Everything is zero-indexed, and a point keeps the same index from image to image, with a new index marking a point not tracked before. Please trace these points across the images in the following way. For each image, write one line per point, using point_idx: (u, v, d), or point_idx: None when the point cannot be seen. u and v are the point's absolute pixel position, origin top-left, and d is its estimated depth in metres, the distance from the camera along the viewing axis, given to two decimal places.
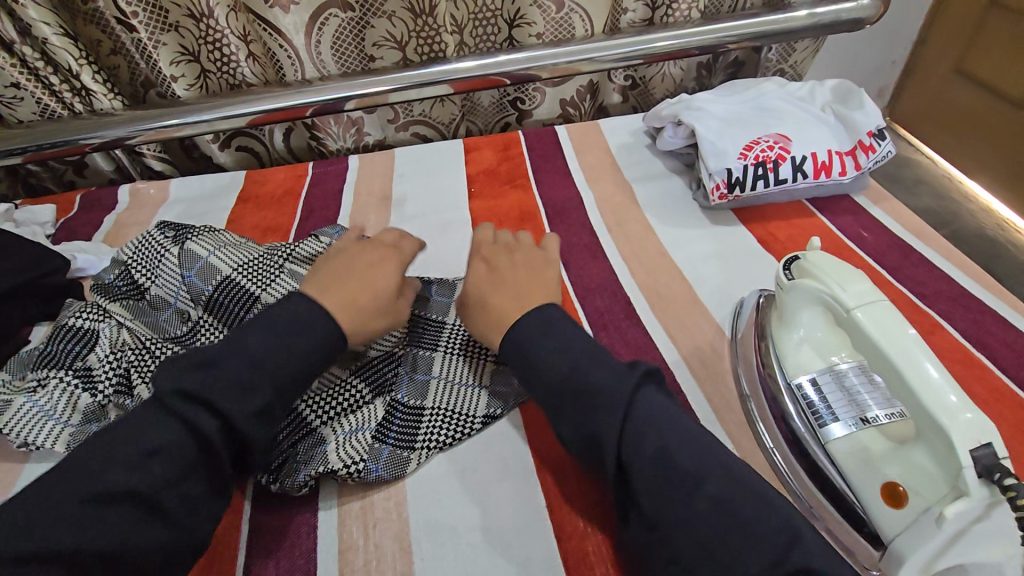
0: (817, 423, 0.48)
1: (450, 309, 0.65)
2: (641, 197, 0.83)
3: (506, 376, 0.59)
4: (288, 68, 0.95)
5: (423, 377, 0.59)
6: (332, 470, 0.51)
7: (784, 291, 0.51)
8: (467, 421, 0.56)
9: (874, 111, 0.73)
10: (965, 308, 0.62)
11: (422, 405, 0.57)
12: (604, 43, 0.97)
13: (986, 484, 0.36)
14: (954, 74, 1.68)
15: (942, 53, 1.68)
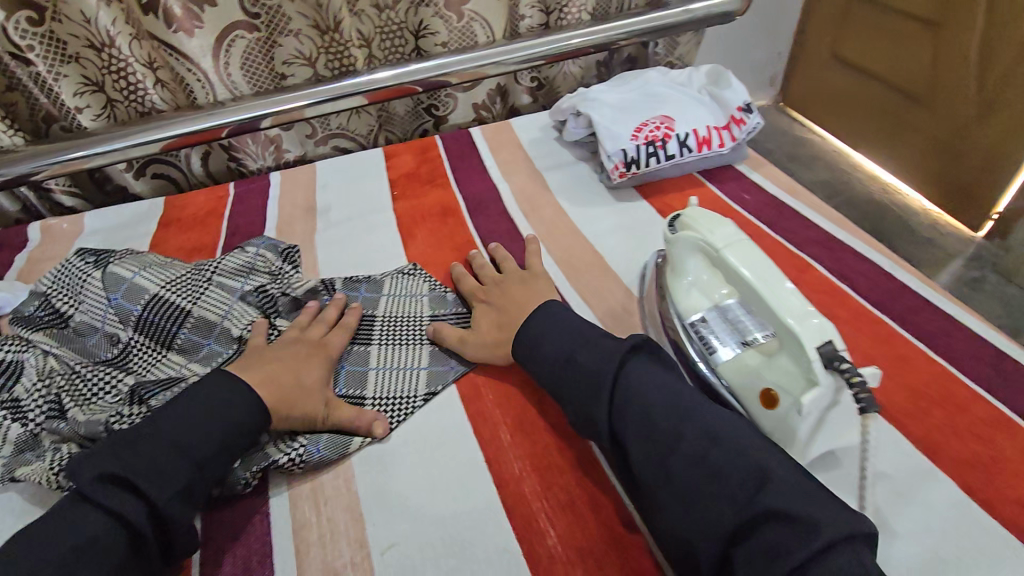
0: (709, 353, 0.55)
1: (380, 303, 0.70)
2: (552, 184, 0.89)
3: (440, 355, 0.64)
4: (199, 91, 0.96)
5: (361, 370, 0.62)
6: (277, 460, 0.53)
7: (672, 243, 0.59)
8: (408, 401, 0.59)
9: (740, 89, 0.83)
10: (829, 249, 0.71)
11: (363, 394, 0.60)
12: (506, 47, 1.04)
13: (832, 373, 0.44)
14: (831, 58, 1.86)
15: (821, 40, 1.85)
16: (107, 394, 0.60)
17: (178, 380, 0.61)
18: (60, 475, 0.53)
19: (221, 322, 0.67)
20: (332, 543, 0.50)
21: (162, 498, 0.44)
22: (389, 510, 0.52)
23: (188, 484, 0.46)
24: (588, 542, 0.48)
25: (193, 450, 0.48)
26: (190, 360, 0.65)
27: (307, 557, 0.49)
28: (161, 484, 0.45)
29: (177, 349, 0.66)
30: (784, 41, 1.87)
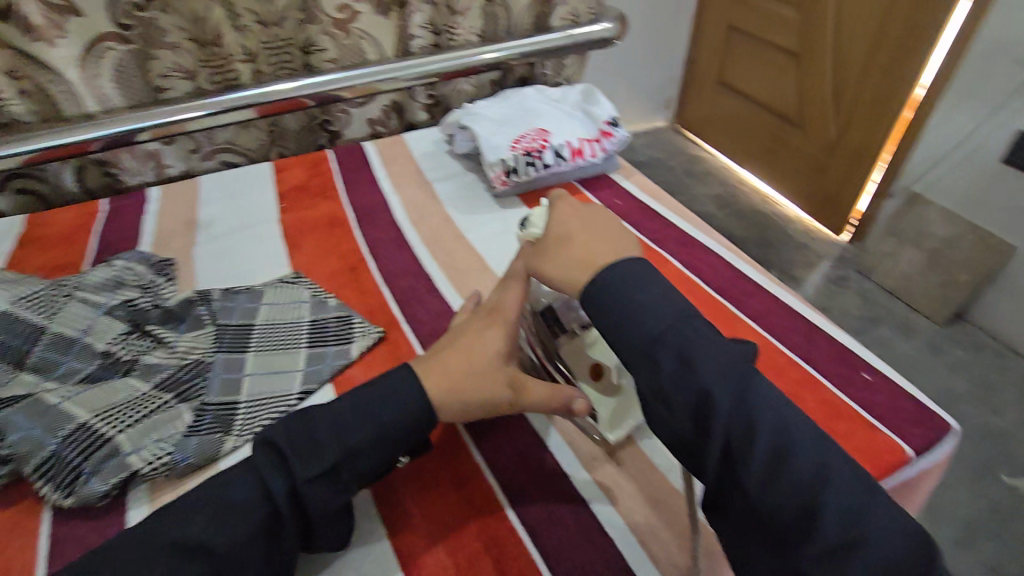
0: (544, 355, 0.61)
1: (258, 312, 0.69)
2: (441, 194, 0.93)
3: (318, 355, 0.64)
4: (65, 104, 0.91)
5: (234, 376, 0.62)
6: (136, 470, 0.52)
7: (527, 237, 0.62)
8: (283, 399, 0.60)
9: (608, 105, 0.92)
10: (683, 246, 0.80)
11: (237, 398, 0.59)
12: (397, 64, 1.08)
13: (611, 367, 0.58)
14: (719, 86, 2.08)
15: (706, 71, 2.10)
16: None
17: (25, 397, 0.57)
18: None
19: (82, 338, 0.64)
20: None
21: (304, 477, 0.45)
22: None
23: (333, 467, 0.46)
24: (451, 522, 0.51)
25: (345, 432, 0.47)
26: (45, 378, 0.61)
27: None
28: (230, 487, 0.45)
29: (29, 368, 0.62)
30: (671, 67, 2.10)
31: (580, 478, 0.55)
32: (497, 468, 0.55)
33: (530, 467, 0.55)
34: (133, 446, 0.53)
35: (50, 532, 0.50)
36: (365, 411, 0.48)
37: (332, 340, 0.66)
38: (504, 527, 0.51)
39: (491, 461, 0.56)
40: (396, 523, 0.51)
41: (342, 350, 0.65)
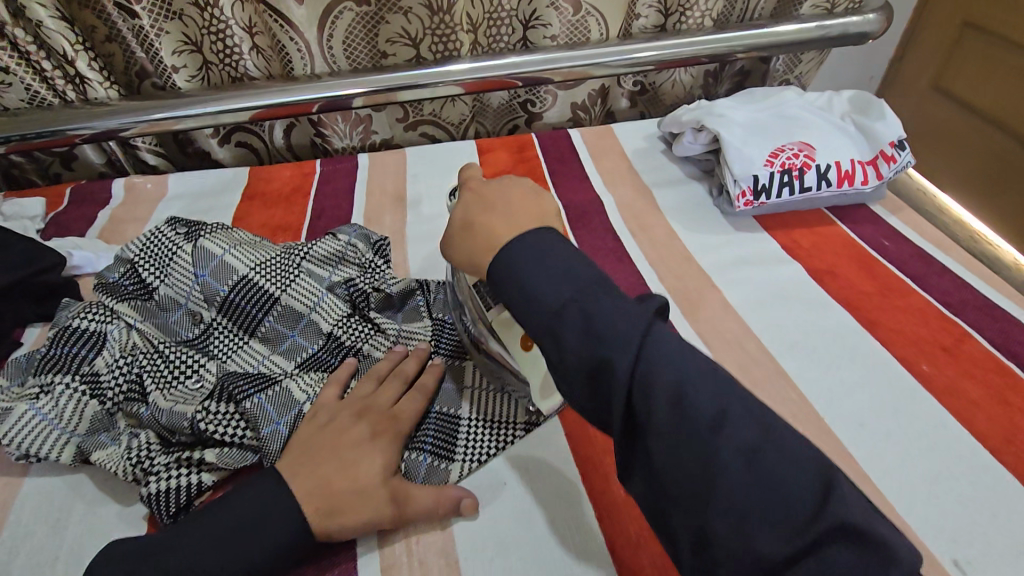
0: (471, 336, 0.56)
1: None
2: (662, 202, 0.82)
3: None
4: (298, 62, 0.92)
5: (455, 387, 0.57)
6: None
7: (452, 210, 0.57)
8: (507, 428, 0.55)
9: (895, 122, 0.75)
10: (991, 317, 0.63)
11: (459, 414, 0.55)
12: (617, 48, 0.97)
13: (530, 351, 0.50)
14: (932, 91, 1.57)
15: (923, 71, 1.57)
16: (187, 380, 0.56)
17: (266, 378, 0.55)
18: (137, 469, 0.49)
19: (309, 315, 0.61)
20: None
21: None
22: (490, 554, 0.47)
23: None
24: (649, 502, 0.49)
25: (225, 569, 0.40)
26: (272, 352, 0.60)
27: None
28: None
29: (259, 337, 0.61)
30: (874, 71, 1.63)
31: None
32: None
33: None
34: None
35: None
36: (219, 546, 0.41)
37: None
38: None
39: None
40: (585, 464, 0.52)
41: None
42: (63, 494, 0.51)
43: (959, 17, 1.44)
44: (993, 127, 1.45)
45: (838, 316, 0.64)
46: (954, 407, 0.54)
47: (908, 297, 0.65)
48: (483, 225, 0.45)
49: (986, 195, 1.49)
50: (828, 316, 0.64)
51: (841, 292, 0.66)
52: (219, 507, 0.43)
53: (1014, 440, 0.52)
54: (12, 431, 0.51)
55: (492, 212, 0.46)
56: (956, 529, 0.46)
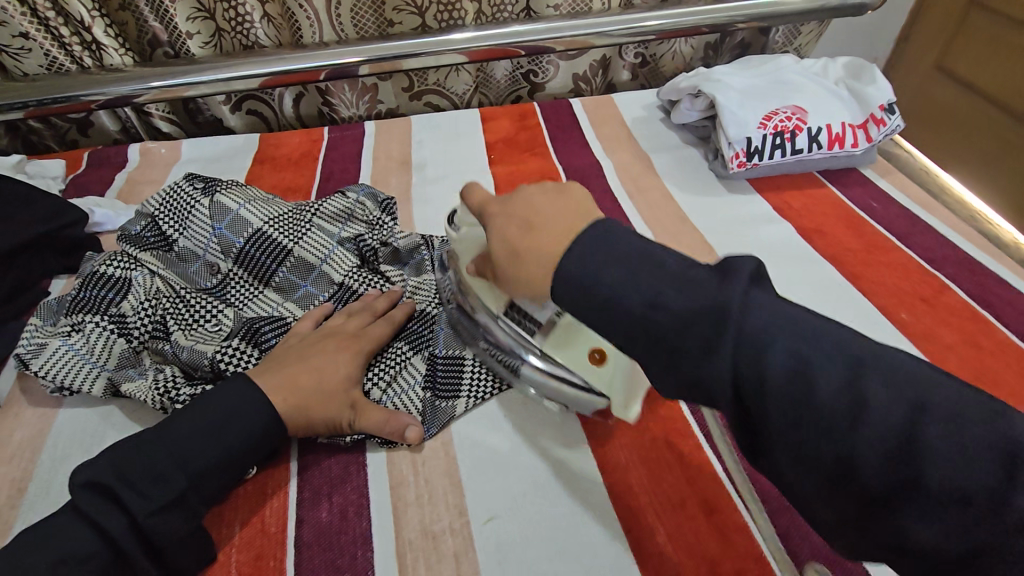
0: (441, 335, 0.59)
1: None
2: (659, 166, 0.85)
3: None
4: (307, 29, 0.95)
5: (460, 331, 0.60)
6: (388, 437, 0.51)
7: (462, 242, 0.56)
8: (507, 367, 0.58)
9: (886, 86, 0.78)
10: (969, 272, 0.66)
11: (461, 356, 0.58)
12: (618, 18, 0.98)
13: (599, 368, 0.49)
14: (936, 70, 1.57)
15: (927, 50, 1.58)
16: (208, 323, 0.59)
17: (284, 321, 0.60)
18: (165, 398, 0.53)
19: (320, 265, 0.65)
20: (430, 505, 0.48)
21: (144, 510, 0.41)
22: (489, 477, 0.50)
23: (182, 495, 0.43)
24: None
25: (192, 460, 0.44)
26: (286, 300, 0.64)
27: (404, 515, 0.47)
28: (150, 494, 0.42)
29: (274, 286, 0.64)
30: (882, 46, 1.62)
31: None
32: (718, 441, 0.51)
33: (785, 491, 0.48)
34: (389, 403, 0.54)
35: (299, 455, 0.51)
36: (201, 439, 0.45)
37: None
38: (742, 523, 0.46)
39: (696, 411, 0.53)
40: None
41: None
42: (94, 422, 0.55)
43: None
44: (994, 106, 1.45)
45: (823, 269, 0.67)
46: (927, 348, 0.58)
47: (891, 253, 0.69)
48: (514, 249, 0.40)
49: (985, 173, 1.49)
50: (814, 270, 0.67)
51: (828, 248, 0.70)
52: (197, 404, 0.46)
53: (984, 379, 0.55)
54: (49, 364, 0.55)
55: (523, 217, 0.41)
56: None
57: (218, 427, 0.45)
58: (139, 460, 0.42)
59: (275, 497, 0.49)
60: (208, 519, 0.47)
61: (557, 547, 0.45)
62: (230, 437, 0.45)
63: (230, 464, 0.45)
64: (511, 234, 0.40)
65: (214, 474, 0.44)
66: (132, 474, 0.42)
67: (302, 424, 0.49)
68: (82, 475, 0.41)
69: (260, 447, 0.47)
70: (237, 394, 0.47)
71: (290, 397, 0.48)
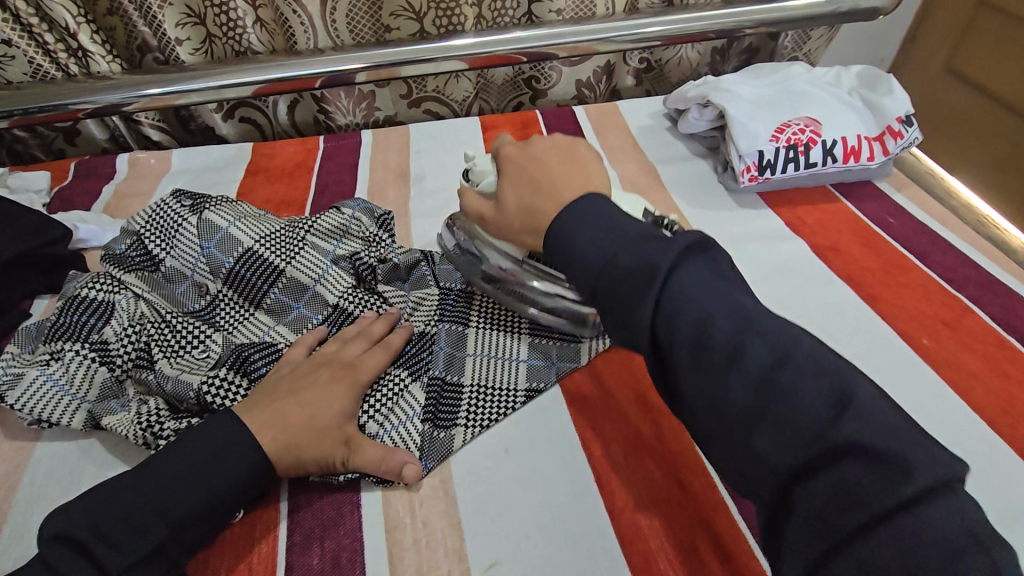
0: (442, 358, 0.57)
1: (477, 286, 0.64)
2: (666, 179, 0.82)
3: (543, 349, 0.59)
4: (301, 35, 0.92)
5: (459, 355, 0.58)
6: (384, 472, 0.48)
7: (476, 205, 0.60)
8: (509, 395, 0.55)
9: (903, 97, 0.75)
10: (992, 293, 0.64)
11: (462, 381, 0.56)
12: (624, 23, 0.95)
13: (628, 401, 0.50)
14: (944, 72, 1.54)
15: (933, 52, 1.55)
16: (194, 350, 0.57)
17: (275, 347, 0.57)
18: (147, 432, 0.50)
19: (314, 286, 0.62)
20: (428, 551, 0.45)
21: (118, 566, 0.38)
22: (490, 519, 0.47)
23: (161, 547, 0.40)
24: (642, 433, 0.52)
25: (171, 508, 0.41)
26: (278, 323, 0.61)
27: (401, 562, 0.45)
28: (125, 546, 0.39)
29: (265, 309, 0.61)
30: (889, 48, 1.59)
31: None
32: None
33: None
34: (386, 436, 0.51)
35: (290, 495, 0.48)
36: (182, 486, 0.42)
37: (558, 331, 0.60)
38: (759, 571, 0.43)
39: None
40: (588, 434, 0.52)
41: (567, 350, 0.59)
42: (73, 457, 0.52)
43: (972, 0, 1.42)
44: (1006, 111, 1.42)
45: (840, 291, 0.64)
46: (951, 377, 0.55)
47: (910, 273, 0.66)
48: (523, 202, 0.47)
49: (996, 179, 1.46)
50: (831, 292, 0.64)
51: (845, 268, 0.67)
52: (178, 445, 0.43)
53: (1013, 411, 0.53)
54: (25, 396, 0.52)
55: (534, 175, 0.48)
56: None
57: (200, 470, 0.42)
58: (114, 508, 0.40)
59: (263, 541, 0.46)
60: (191, 567, 0.44)
61: None
62: (213, 482, 0.42)
63: (214, 511, 0.42)
64: (521, 189, 0.48)
65: (196, 522, 0.42)
66: (107, 525, 0.39)
67: (292, 464, 0.46)
68: (53, 526, 0.38)
69: (247, 490, 0.44)
70: (223, 434, 0.44)
71: (280, 435, 0.45)
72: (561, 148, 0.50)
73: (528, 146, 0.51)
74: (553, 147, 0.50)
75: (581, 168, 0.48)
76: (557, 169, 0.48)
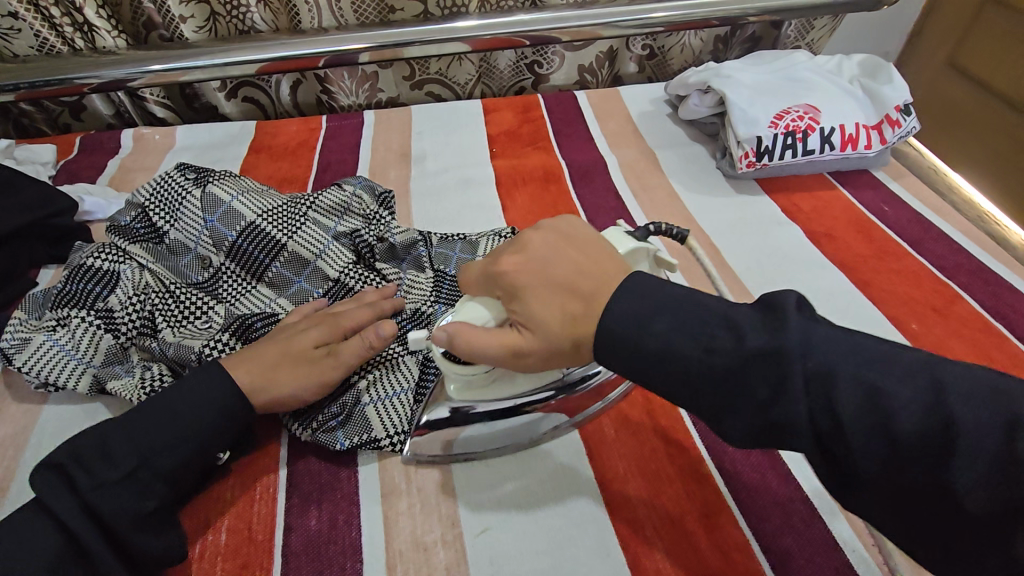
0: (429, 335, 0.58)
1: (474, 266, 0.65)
2: (665, 164, 0.82)
3: None
4: (305, 15, 0.92)
5: None
6: (376, 437, 0.50)
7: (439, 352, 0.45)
8: None
9: (903, 86, 0.75)
10: (983, 281, 0.65)
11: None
12: (627, 9, 0.94)
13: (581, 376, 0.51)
14: (948, 67, 1.54)
15: (937, 47, 1.54)
16: (198, 320, 0.58)
17: (276, 316, 0.59)
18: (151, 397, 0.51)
19: (315, 261, 0.63)
20: (422, 514, 0.47)
21: (92, 485, 0.40)
22: (483, 487, 0.49)
23: (133, 473, 0.42)
24: (632, 408, 0.54)
25: (151, 439, 0.43)
26: (279, 296, 0.62)
27: (396, 525, 0.46)
28: (96, 469, 0.41)
29: (267, 282, 0.62)
30: (894, 40, 1.58)
31: (847, 536, 0.45)
32: (718, 452, 0.50)
33: (784, 506, 0.46)
34: (374, 402, 0.52)
35: (289, 461, 0.50)
36: (164, 421, 0.44)
37: None
38: (742, 538, 0.45)
39: (696, 420, 0.52)
40: (580, 410, 0.54)
41: None
42: (77, 420, 0.53)
43: None
44: (1008, 107, 1.42)
45: (833, 276, 0.65)
46: None
47: (903, 260, 0.67)
48: (563, 313, 0.38)
49: (992, 176, 1.46)
50: (823, 276, 0.65)
51: (838, 254, 0.68)
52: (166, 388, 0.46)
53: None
54: (32, 359, 0.53)
55: (547, 277, 0.39)
56: None
57: (183, 409, 0.45)
58: (99, 438, 0.42)
59: (262, 502, 0.47)
60: (192, 524, 0.46)
61: (551, 560, 0.44)
62: (193, 418, 0.45)
63: (196, 447, 0.44)
64: (543, 295, 0.39)
65: (173, 454, 0.43)
66: (91, 453, 0.41)
67: (271, 398, 0.48)
68: (60, 477, 0.40)
69: (222, 428, 0.46)
70: (207, 377, 0.47)
71: (254, 370, 0.48)
72: (562, 236, 0.42)
73: (528, 253, 0.41)
74: (570, 232, 0.42)
75: (581, 247, 0.41)
76: (577, 256, 0.40)
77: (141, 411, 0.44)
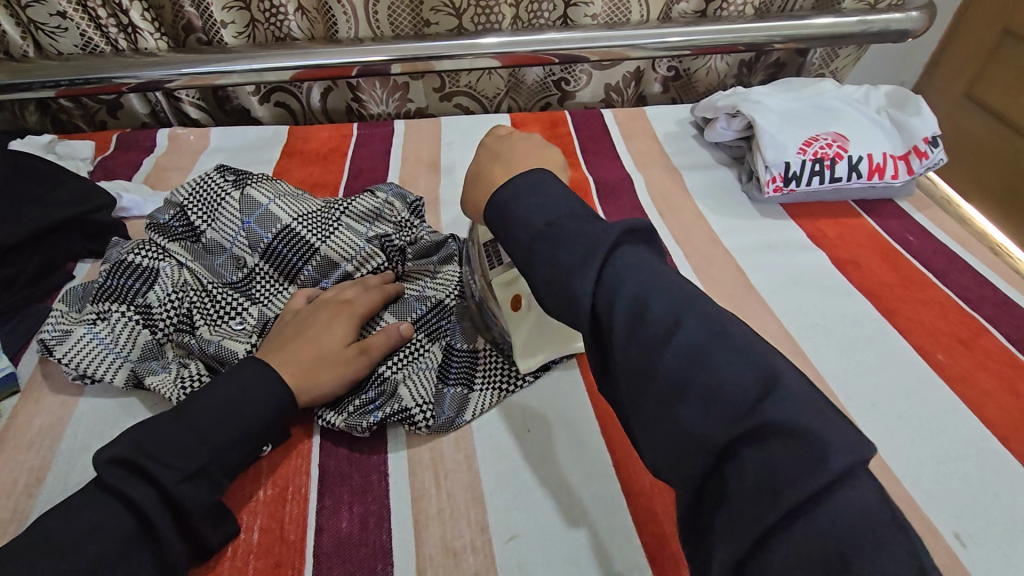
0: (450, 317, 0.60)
1: None
2: (691, 184, 0.84)
3: None
4: (342, 24, 0.94)
5: (475, 325, 0.59)
6: (407, 415, 0.52)
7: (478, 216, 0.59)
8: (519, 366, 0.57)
9: (931, 118, 0.76)
10: (1008, 315, 0.65)
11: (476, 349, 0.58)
12: (653, 31, 0.96)
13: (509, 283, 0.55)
14: (965, 99, 1.55)
15: (955, 78, 1.55)
16: (232, 320, 0.60)
17: None
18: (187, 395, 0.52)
19: (344, 266, 0.63)
20: (452, 520, 0.47)
21: (172, 480, 0.41)
22: (513, 496, 0.49)
23: (204, 466, 0.43)
24: None
25: (215, 434, 0.44)
26: None
27: (425, 530, 0.47)
28: (176, 464, 0.41)
29: (298, 284, 0.64)
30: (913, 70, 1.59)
31: None
32: None
33: None
34: (405, 382, 0.54)
35: (320, 459, 0.51)
36: (224, 415, 0.45)
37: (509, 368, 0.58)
38: None
39: None
40: (606, 421, 0.54)
41: None
42: (116, 414, 0.54)
43: (1001, 25, 1.42)
44: None
45: (858, 303, 0.66)
46: (966, 394, 0.57)
47: (929, 291, 0.67)
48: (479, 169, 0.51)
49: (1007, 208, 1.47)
50: (847, 303, 0.65)
51: (864, 281, 0.68)
52: (213, 385, 0.46)
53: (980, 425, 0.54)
54: (73, 351, 0.54)
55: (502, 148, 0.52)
56: (960, 506, 0.49)
57: (236, 400, 0.46)
58: (163, 436, 0.42)
59: (295, 504, 0.48)
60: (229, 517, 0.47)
61: (580, 569, 0.44)
62: (250, 413, 0.46)
63: (251, 439, 0.46)
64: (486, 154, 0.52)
65: (235, 448, 0.45)
66: (158, 449, 0.41)
67: None
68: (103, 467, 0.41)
69: (277, 423, 0.48)
70: (256, 372, 0.48)
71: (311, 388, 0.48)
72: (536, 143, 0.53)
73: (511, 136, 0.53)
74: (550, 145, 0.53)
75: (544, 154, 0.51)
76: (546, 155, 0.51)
77: (200, 407, 0.44)
